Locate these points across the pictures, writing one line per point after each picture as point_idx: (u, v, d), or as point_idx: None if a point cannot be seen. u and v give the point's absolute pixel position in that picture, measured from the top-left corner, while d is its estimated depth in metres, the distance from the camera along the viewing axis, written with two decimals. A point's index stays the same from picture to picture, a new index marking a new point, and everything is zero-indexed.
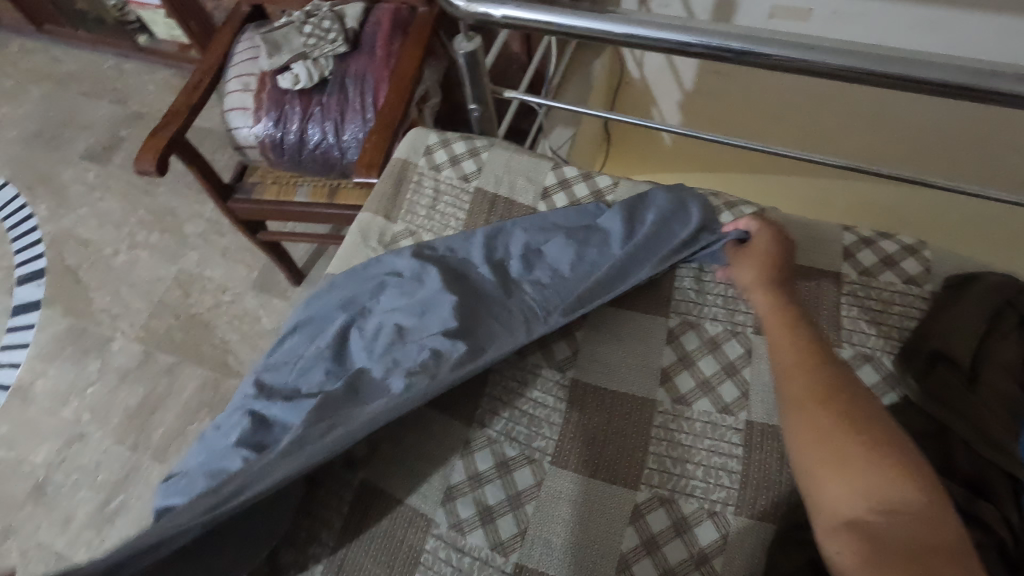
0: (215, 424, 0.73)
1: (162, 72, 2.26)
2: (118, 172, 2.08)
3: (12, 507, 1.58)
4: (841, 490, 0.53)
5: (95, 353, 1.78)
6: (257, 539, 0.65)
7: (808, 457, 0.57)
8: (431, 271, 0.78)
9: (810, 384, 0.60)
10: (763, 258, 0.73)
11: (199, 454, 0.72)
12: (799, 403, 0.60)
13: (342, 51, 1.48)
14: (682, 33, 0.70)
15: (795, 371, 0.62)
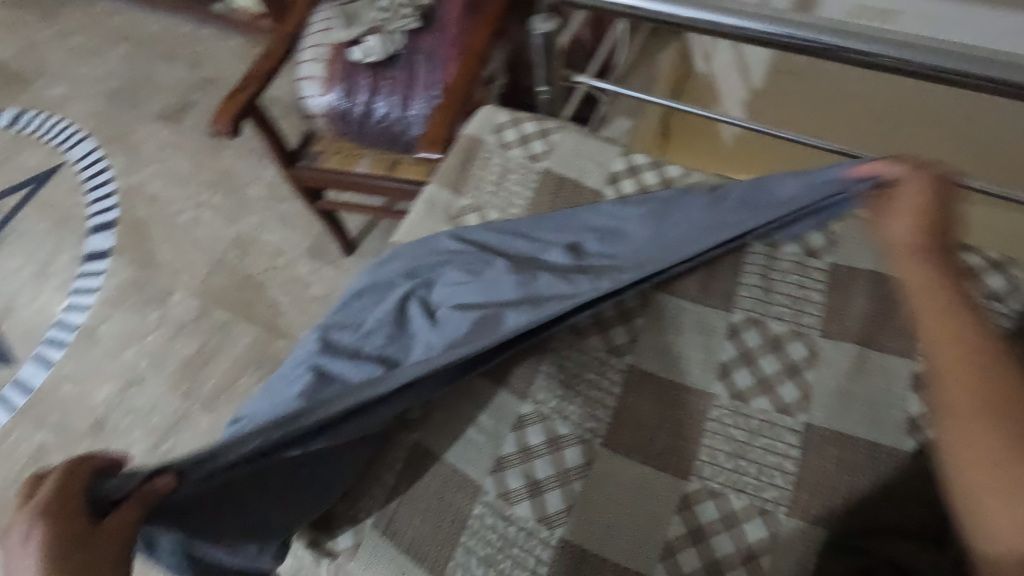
0: (281, 374, 0.76)
1: (235, 40, 2.33)
2: (188, 133, 2.17)
3: (71, 440, 1.69)
4: (1010, 524, 0.45)
5: (156, 304, 1.86)
6: (317, 494, 0.68)
7: (969, 479, 0.48)
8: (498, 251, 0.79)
9: (974, 389, 0.49)
10: (908, 217, 0.58)
11: (263, 401, 0.75)
12: (954, 411, 0.50)
13: (415, 27, 1.50)
14: (774, 25, 0.68)
15: (955, 367, 0.51)
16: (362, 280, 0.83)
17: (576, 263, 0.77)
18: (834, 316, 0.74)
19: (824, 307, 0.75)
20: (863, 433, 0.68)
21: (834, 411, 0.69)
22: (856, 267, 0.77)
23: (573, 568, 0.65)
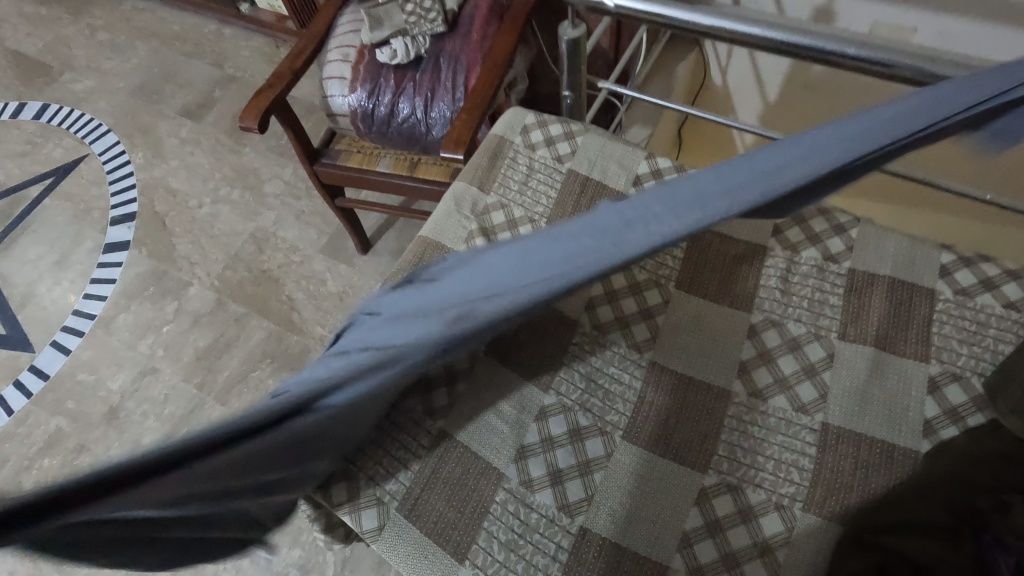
0: None
1: (258, 40, 2.38)
2: (209, 129, 2.21)
3: (86, 427, 1.71)
4: None
5: (173, 295, 1.90)
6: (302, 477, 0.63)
7: None
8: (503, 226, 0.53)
9: None
10: None
11: None
12: None
13: (440, 31, 1.54)
14: (794, 35, 0.70)
15: None
16: (388, 280, 0.85)
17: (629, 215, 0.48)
18: (852, 321, 0.76)
19: (842, 311, 0.77)
20: (879, 434, 0.69)
21: (851, 411, 0.71)
22: (874, 273, 0.79)
23: (591, 556, 0.67)
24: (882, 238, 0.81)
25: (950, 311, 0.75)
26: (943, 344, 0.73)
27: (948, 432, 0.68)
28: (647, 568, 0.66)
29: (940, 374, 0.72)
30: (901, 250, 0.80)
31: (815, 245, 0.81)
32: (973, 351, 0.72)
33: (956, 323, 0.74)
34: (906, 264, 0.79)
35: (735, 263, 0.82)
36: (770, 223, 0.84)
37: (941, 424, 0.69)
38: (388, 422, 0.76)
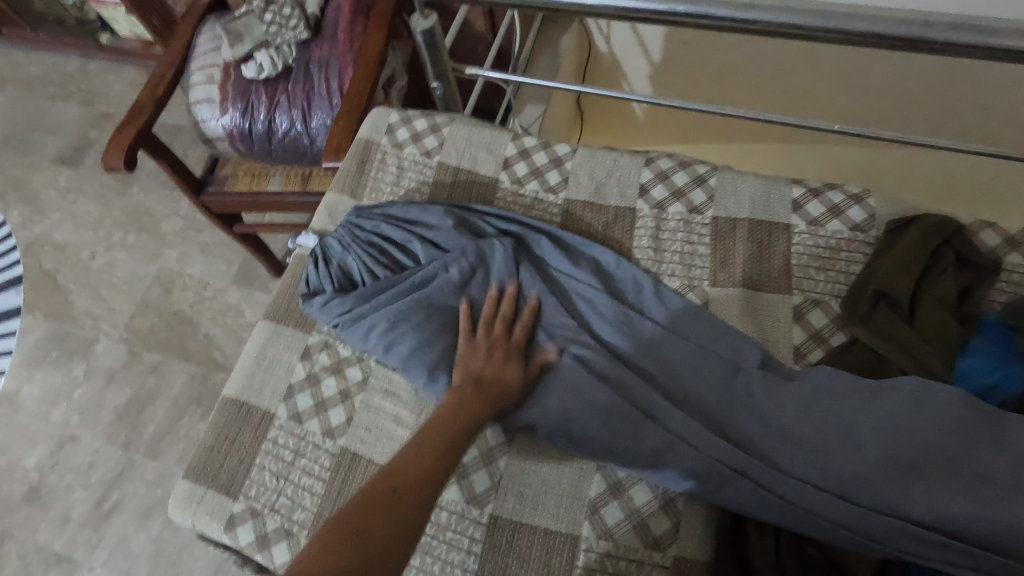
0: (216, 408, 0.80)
1: (127, 71, 2.23)
2: (89, 173, 2.06)
3: (7, 510, 1.62)
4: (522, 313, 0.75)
5: (80, 356, 1.79)
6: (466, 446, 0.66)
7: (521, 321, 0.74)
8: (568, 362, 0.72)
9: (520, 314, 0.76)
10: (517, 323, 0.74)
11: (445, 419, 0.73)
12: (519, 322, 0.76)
13: (304, 37, 1.49)
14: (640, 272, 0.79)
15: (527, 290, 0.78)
16: (265, 325, 0.84)
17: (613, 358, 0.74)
18: (721, 266, 0.80)
19: (711, 259, 0.81)
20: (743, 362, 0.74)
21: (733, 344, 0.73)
22: (735, 217, 0.83)
23: (505, 541, 0.68)
24: (740, 182, 0.85)
25: (805, 241, 0.80)
26: (802, 274, 0.78)
27: (817, 354, 0.73)
28: (560, 541, 0.67)
29: (803, 302, 0.76)
30: (759, 191, 0.84)
31: (679, 200, 0.85)
32: (828, 276, 0.77)
33: (812, 252, 0.79)
34: (761, 203, 0.83)
35: (609, 228, 0.85)
36: (635, 184, 0.87)
37: (810, 348, 0.74)
38: (286, 451, 0.75)
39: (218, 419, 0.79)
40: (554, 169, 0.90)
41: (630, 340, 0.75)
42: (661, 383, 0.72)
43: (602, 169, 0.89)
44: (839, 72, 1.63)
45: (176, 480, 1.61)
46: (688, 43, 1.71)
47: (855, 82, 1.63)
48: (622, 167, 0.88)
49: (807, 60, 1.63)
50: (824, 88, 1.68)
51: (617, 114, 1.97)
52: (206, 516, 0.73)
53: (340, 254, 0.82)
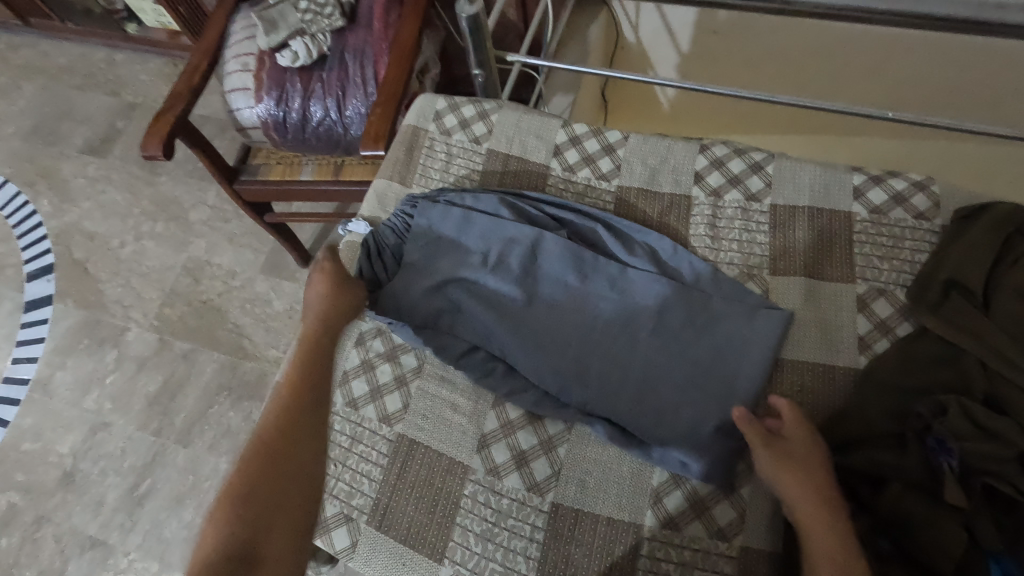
0: None
1: (154, 61, 2.23)
2: (118, 163, 2.08)
3: (43, 495, 1.64)
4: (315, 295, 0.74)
5: (112, 343, 1.81)
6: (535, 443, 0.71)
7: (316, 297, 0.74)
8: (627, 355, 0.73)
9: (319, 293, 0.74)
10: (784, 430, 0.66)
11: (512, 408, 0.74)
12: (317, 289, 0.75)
13: (339, 25, 1.48)
14: (699, 262, 0.78)
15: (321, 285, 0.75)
16: None
17: (674, 347, 0.73)
18: (781, 255, 0.79)
19: (770, 247, 0.79)
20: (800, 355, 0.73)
21: (794, 340, 0.74)
22: (794, 205, 0.81)
23: (567, 528, 0.68)
24: (797, 169, 0.83)
25: (867, 229, 0.78)
26: (865, 263, 0.76)
27: (882, 344, 0.72)
28: (622, 530, 0.67)
29: (867, 291, 0.75)
30: (817, 179, 0.82)
31: (737, 187, 0.83)
32: (893, 265, 0.75)
33: (874, 241, 0.77)
34: (821, 191, 0.81)
35: (664, 217, 0.83)
36: (690, 171, 0.86)
37: (875, 337, 0.72)
38: (342, 436, 0.75)
39: None
40: (606, 156, 0.89)
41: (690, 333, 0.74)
42: (726, 377, 0.71)
43: (657, 157, 0.87)
44: (877, 59, 1.58)
45: (208, 466, 1.63)
46: (721, 31, 1.68)
47: (892, 69, 1.59)
48: (676, 154, 0.87)
49: (846, 48, 1.59)
50: (863, 76, 1.64)
51: (645, 104, 1.94)
52: None
53: (392, 243, 0.82)
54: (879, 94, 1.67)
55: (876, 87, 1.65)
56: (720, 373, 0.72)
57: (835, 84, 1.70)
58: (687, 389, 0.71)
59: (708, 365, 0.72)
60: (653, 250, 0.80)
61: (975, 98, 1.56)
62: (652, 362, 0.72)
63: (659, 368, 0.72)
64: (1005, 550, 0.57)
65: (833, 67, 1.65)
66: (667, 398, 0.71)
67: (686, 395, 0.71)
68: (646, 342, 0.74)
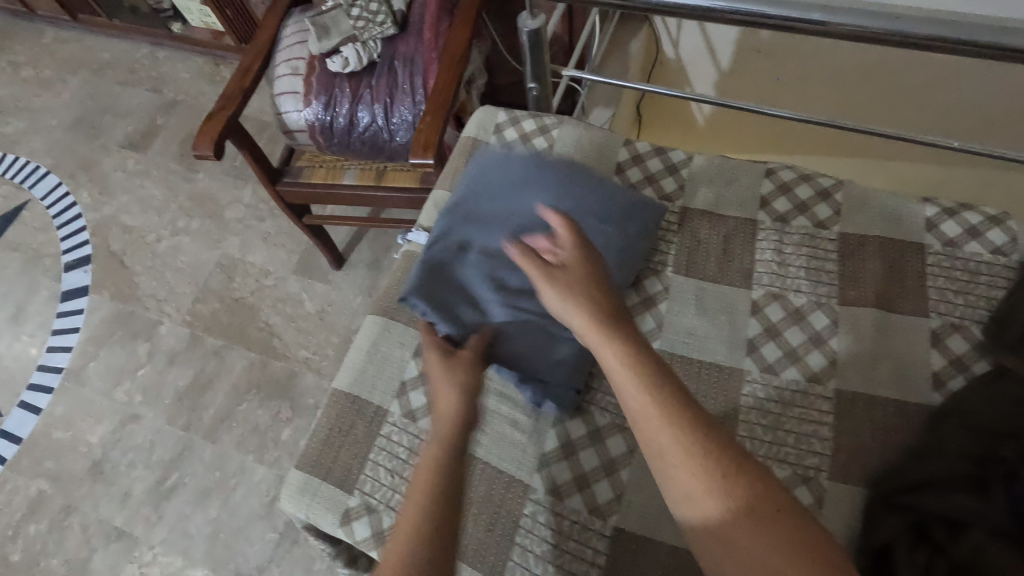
0: (329, 403, 0.80)
1: (196, 59, 2.27)
2: (157, 159, 2.11)
3: (71, 483, 1.65)
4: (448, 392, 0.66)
5: (144, 337, 1.82)
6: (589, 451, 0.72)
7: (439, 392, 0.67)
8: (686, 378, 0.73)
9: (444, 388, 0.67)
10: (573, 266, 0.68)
11: (575, 428, 0.74)
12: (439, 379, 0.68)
13: (391, 33, 1.49)
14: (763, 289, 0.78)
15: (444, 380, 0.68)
16: (376, 321, 0.84)
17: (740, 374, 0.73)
18: (851, 284, 0.77)
19: (839, 276, 0.78)
20: (869, 387, 0.71)
21: (863, 374, 0.72)
22: (864, 234, 0.80)
23: (631, 555, 0.67)
24: (867, 198, 0.82)
25: (941, 263, 0.77)
26: (939, 297, 0.75)
27: (956, 382, 0.70)
28: (687, 560, 0.66)
29: (941, 327, 0.73)
30: (887, 210, 0.81)
31: (803, 213, 0.82)
32: (968, 301, 0.74)
33: (948, 275, 0.76)
34: (892, 221, 0.80)
35: (728, 240, 0.82)
36: (756, 195, 0.85)
37: (949, 375, 0.71)
38: (401, 448, 0.75)
39: (331, 412, 0.79)
40: (669, 176, 0.88)
41: (753, 360, 0.74)
42: (793, 407, 0.71)
43: (721, 181, 0.86)
44: (929, 85, 1.56)
45: (234, 463, 1.63)
46: (765, 51, 1.65)
47: (943, 95, 1.56)
48: (741, 178, 0.86)
49: (895, 72, 1.57)
50: (913, 100, 1.61)
51: (682, 120, 1.93)
52: (320, 510, 0.73)
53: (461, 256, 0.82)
54: (926, 119, 1.64)
55: (925, 112, 1.63)
56: (786, 402, 0.71)
57: (882, 109, 1.67)
58: (750, 418, 0.71)
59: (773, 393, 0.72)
60: (717, 276, 0.80)
61: None
62: (716, 387, 0.73)
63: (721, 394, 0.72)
64: None
65: (882, 90, 1.62)
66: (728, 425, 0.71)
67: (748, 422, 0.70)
68: (707, 366, 0.74)
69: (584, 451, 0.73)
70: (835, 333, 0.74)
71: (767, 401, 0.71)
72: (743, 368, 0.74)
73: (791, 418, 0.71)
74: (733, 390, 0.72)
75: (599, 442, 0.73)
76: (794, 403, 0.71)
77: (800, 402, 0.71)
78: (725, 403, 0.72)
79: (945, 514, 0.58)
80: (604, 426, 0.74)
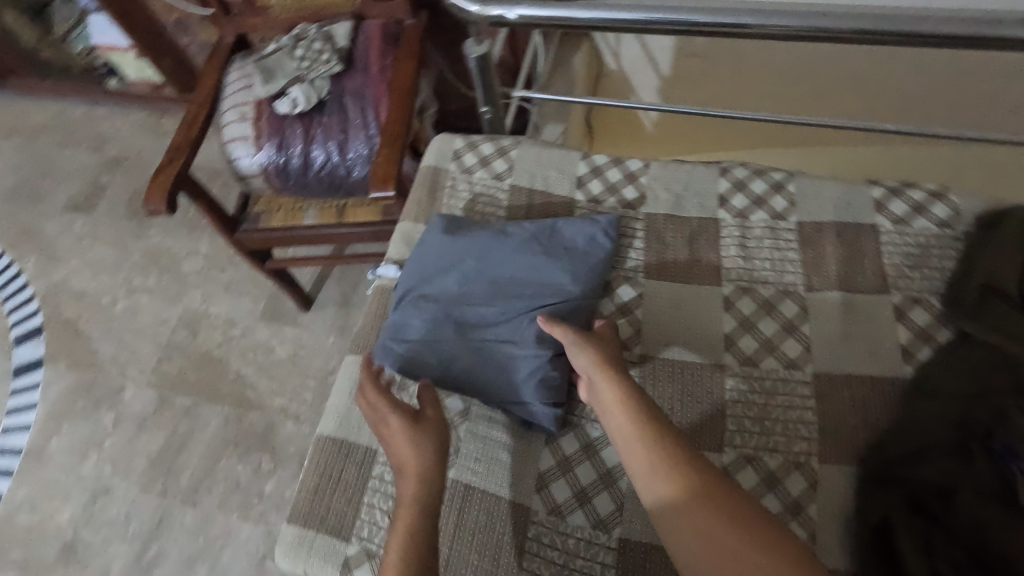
0: (316, 451, 0.77)
1: (138, 114, 2.21)
2: (105, 219, 2.03)
3: (42, 570, 1.55)
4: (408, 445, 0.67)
5: (108, 404, 1.74)
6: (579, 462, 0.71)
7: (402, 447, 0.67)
8: (671, 380, 0.74)
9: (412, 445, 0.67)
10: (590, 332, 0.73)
11: (569, 443, 0.74)
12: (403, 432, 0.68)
13: (337, 70, 1.46)
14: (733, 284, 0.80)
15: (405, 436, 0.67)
16: (355, 360, 0.83)
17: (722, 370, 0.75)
18: (814, 270, 0.80)
19: (802, 264, 0.81)
20: (847, 370, 0.73)
21: (837, 355, 0.74)
22: (819, 221, 0.83)
23: (639, 564, 0.67)
24: (818, 186, 0.86)
25: (894, 242, 0.80)
26: (897, 273, 0.78)
27: (925, 352, 0.73)
28: None
29: (902, 301, 0.77)
30: (838, 195, 0.85)
31: (761, 207, 0.85)
32: (923, 274, 0.77)
33: (902, 251, 0.79)
34: (844, 206, 0.84)
35: (694, 242, 0.84)
36: (714, 195, 0.87)
37: (917, 346, 0.74)
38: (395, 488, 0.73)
39: (318, 459, 0.76)
40: (629, 185, 0.90)
41: (733, 355, 0.75)
42: (777, 396, 0.72)
43: (679, 185, 0.89)
44: (857, 73, 1.65)
45: (218, 524, 1.56)
46: (702, 55, 1.72)
47: (871, 81, 1.66)
48: (698, 179, 0.89)
49: (824, 64, 1.65)
50: (844, 88, 1.70)
51: (632, 128, 1.98)
52: (318, 562, 0.71)
53: (442, 289, 0.80)
54: (859, 106, 1.73)
55: (857, 99, 1.72)
56: (769, 391, 0.73)
57: (818, 99, 1.76)
58: (737, 411, 0.72)
59: (756, 385, 0.73)
60: (688, 277, 0.82)
61: (950, 104, 1.64)
62: (701, 386, 0.74)
63: (707, 392, 0.73)
64: None
65: (815, 82, 1.71)
66: (718, 421, 0.72)
67: (737, 416, 0.72)
68: (689, 366, 0.75)
69: (580, 465, 0.72)
70: (806, 318, 0.77)
71: (752, 393, 0.73)
72: (724, 363, 0.75)
73: (776, 406, 0.72)
74: (717, 386, 0.74)
75: (594, 454, 0.73)
76: (776, 392, 0.73)
77: (783, 390, 0.73)
78: (711, 399, 0.73)
79: (939, 484, 0.60)
80: (596, 438, 0.74)
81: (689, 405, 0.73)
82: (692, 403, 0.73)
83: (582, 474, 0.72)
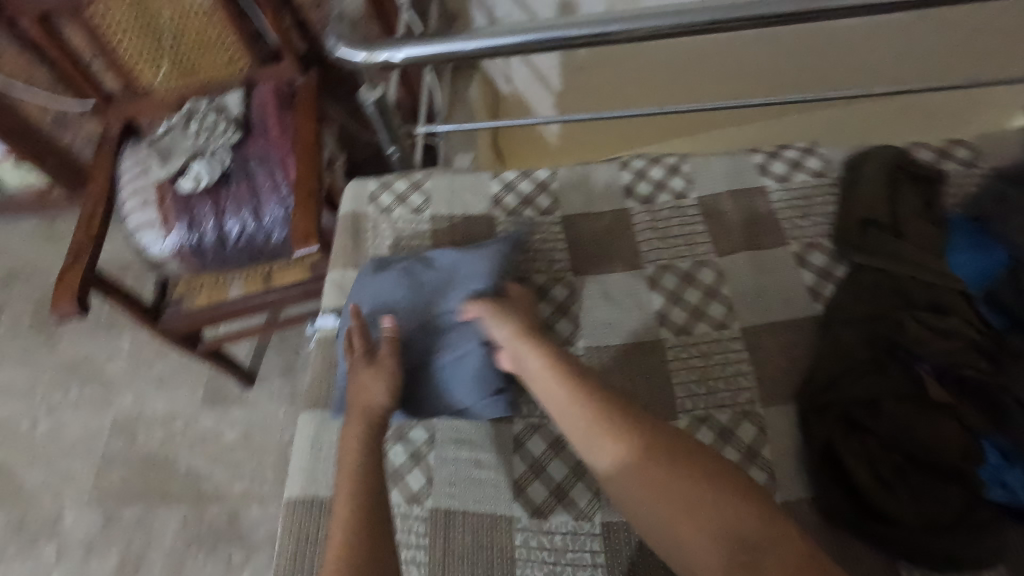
0: (287, 518, 0.75)
1: (26, 221, 2.07)
2: (8, 338, 1.88)
3: None
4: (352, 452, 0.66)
5: (47, 536, 1.59)
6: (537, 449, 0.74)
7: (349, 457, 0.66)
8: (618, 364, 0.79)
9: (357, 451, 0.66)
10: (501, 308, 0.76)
11: (536, 446, 0.76)
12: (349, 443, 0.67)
13: (236, 139, 1.44)
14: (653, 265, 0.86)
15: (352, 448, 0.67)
16: (310, 417, 0.82)
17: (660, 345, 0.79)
18: (721, 237, 0.87)
19: (710, 234, 0.88)
20: (768, 318, 0.80)
21: (757, 307, 0.81)
22: (716, 193, 0.91)
23: (626, 542, 0.69)
24: (708, 162, 0.94)
25: (782, 198, 0.89)
26: (791, 225, 0.87)
27: (829, 289, 0.81)
28: None
29: (800, 248, 0.85)
30: (727, 167, 0.93)
31: (664, 191, 0.92)
32: (812, 221, 0.86)
33: (790, 204, 0.88)
34: (734, 175, 0.92)
35: (611, 234, 0.89)
36: (620, 188, 0.94)
37: (821, 285, 0.81)
38: None
39: (292, 523, 0.75)
40: (542, 193, 0.95)
41: (667, 329, 0.81)
42: (713, 357, 0.78)
43: (587, 185, 0.95)
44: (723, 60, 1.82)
45: None
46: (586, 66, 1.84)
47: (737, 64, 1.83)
48: (602, 177, 0.95)
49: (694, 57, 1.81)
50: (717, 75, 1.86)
51: (538, 144, 2.07)
52: None
53: (370, 311, 0.82)
54: (733, 88, 1.90)
55: (729, 82, 1.88)
56: (706, 354, 0.78)
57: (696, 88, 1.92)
58: (682, 379, 0.77)
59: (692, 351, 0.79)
60: (612, 267, 0.87)
61: (807, 73, 1.83)
62: (644, 364, 0.78)
63: (652, 367, 0.78)
64: (993, 427, 0.65)
65: (690, 73, 1.86)
66: (666, 391, 0.76)
67: (681, 383, 0.77)
68: (631, 347, 0.80)
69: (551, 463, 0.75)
70: (723, 281, 0.83)
71: (691, 359, 0.78)
72: (662, 338, 0.80)
73: (715, 365, 0.77)
74: (659, 360, 0.79)
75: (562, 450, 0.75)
76: (711, 353, 0.78)
77: (717, 350, 0.78)
78: (656, 373, 0.78)
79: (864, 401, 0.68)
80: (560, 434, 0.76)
81: (638, 382, 0.77)
82: (641, 381, 0.77)
83: (554, 471, 0.74)
